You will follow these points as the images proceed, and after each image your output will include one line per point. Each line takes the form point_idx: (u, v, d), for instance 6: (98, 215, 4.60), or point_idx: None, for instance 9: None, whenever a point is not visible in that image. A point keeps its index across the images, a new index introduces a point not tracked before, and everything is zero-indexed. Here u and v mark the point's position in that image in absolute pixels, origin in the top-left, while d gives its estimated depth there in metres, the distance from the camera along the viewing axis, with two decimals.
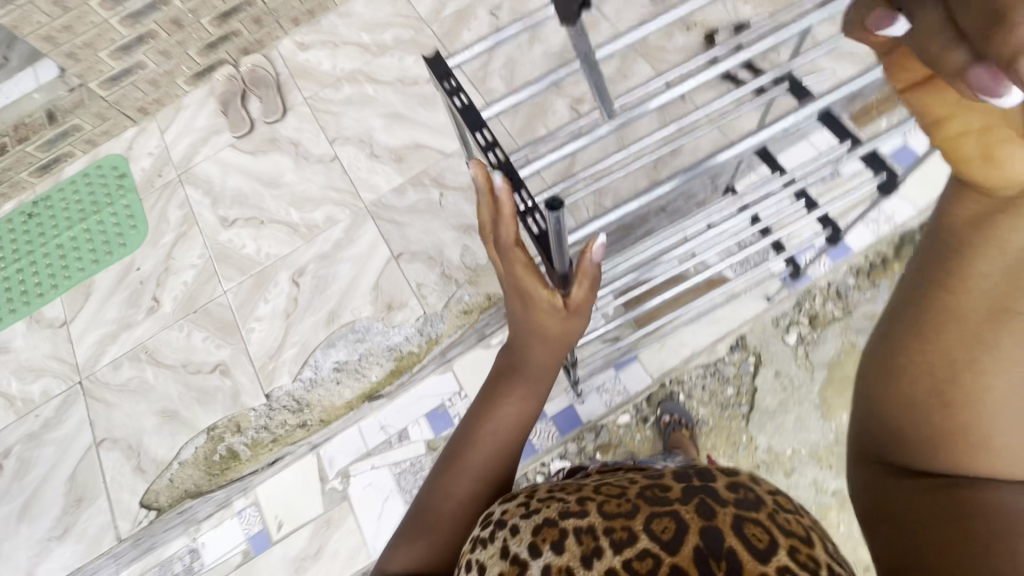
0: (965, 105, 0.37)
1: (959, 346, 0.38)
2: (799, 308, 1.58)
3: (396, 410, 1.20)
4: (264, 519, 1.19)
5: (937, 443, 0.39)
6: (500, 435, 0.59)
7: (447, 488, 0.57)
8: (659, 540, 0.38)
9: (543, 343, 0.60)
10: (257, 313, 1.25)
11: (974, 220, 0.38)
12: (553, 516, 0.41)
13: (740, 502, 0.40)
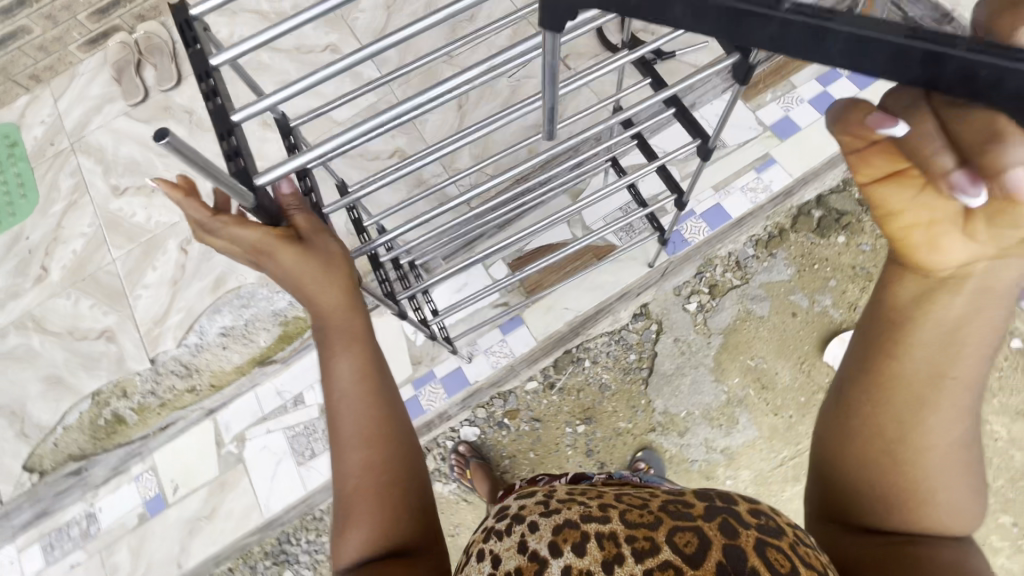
0: (912, 202, 0.41)
1: (900, 412, 0.45)
2: (700, 277, 1.62)
3: (292, 376, 1.26)
4: (160, 483, 1.24)
5: (893, 505, 0.45)
6: (346, 392, 0.62)
7: (341, 468, 0.60)
8: (682, 552, 0.42)
9: (318, 287, 0.61)
10: (145, 280, 1.26)
11: (915, 298, 0.44)
12: (575, 519, 0.46)
13: (762, 528, 0.44)
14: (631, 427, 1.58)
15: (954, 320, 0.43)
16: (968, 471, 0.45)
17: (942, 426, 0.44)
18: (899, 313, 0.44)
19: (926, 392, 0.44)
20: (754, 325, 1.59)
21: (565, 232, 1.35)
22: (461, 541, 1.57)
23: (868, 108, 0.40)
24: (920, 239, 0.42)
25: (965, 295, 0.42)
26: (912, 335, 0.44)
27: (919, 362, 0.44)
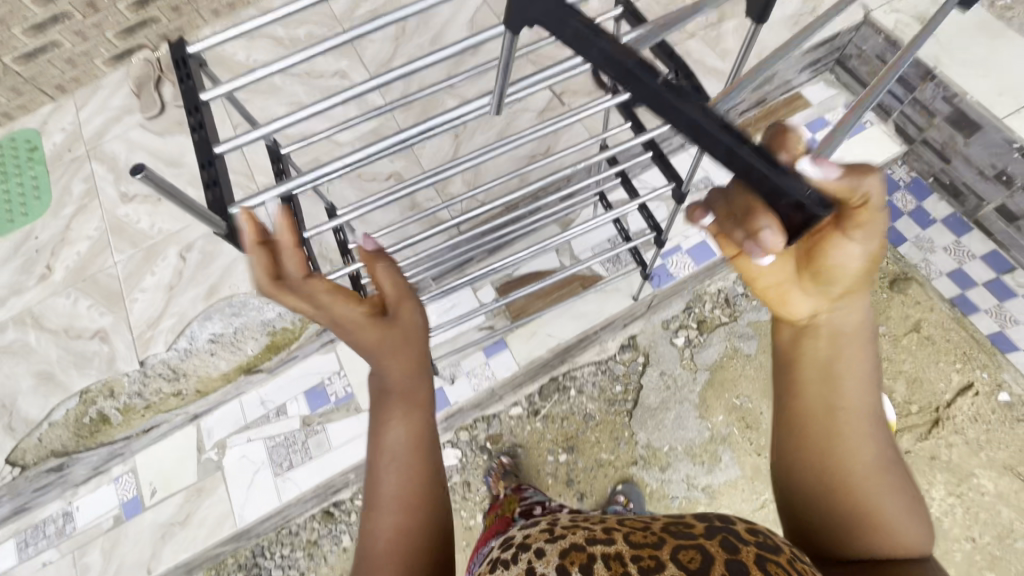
0: (765, 274, 0.63)
1: (819, 438, 0.59)
2: (689, 313, 1.65)
3: (277, 387, 1.32)
4: (139, 485, 1.28)
5: (848, 519, 0.56)
6: (398, 458, 0.66)
7: (376, 525, 0.64)
8: (686, 565, 0.48)
9: (388, 357, 0.65)
10: (142, 284, 1.30)
11: (795, 345, 0.63)
12: (581, 544, 0.54)
13: (761, 543, 0.51)
14: (613, 460, 1.57)
15: (829, 354, 0.61)
16: (898, 487, 0.57)
17: (858, 441, 0.57)
18: (792, 361, 0.63)
19: (834, 414, 0.58)
20: (740, 363, 1.60)
21: (553, 260, 1.38)
22: None
23: (693, 206, 0.62)
24: (778, 297, 0.63)
25: (826, 336, 0.61)
26: (804, 369, 0.62)
27: (818, 391, 0.60)
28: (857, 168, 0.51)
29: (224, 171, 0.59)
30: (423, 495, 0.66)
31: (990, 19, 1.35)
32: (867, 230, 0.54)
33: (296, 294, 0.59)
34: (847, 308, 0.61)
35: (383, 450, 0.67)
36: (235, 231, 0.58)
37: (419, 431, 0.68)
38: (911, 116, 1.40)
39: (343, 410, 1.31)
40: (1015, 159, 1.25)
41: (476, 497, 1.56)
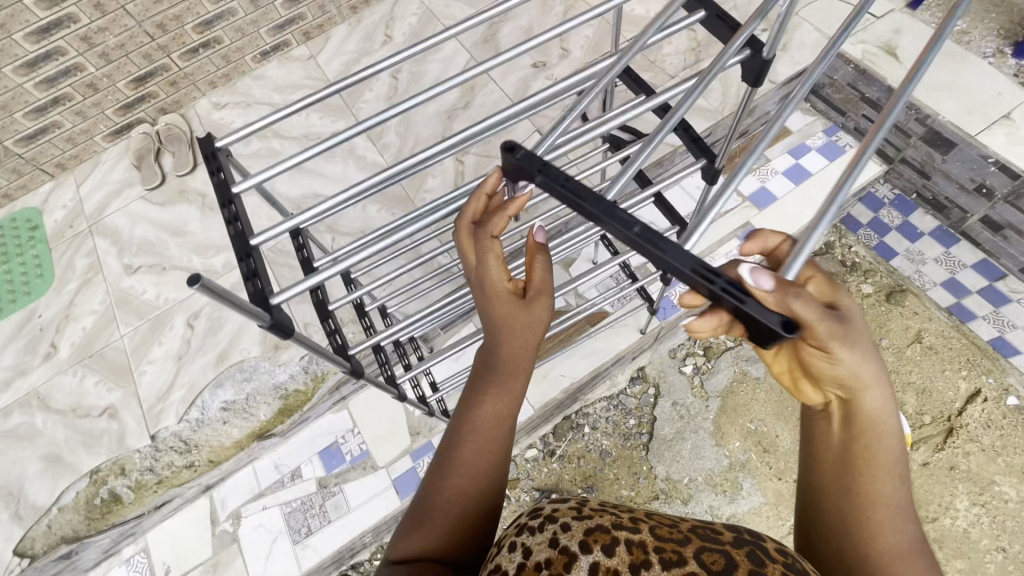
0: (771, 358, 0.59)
1: (840, 518, 0.51)
2: (694, 340, 1.68)
3: (289, 450, 1.30)
4: (151, 565, 1.24)
5: None
6: (480, 436, 0.64)
7: (437, 486, 0.62)
8: (708, 567, 0.48)
9: (508, 333, 0.67)
10: (150, 355, 1.29)
11: (812, 426, 0.56)
12: (606, 525, 0.53)
13: (789, 565, 0.49)
14: (634, 496, 1.54)
15: (842, 442, 0.53)
16: None
17: (883, 526, 0.49)
18: (810, 439, 0.56)
19: (844, 479, 0.52)
20: (750, 387, 1.61)
21: (560, 301, 1.40)
22: None
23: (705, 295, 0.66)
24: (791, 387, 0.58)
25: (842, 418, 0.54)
26: (821, 449, 0.55)
27: (831, 454, 0.54)
28: (789, 283, 0.49)
29: (263, 260, 0.60)
30: (493, 475, 0.63)
31: (950, 44, 1.43)
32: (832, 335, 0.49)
33: (472, 239, 0.68)
34: (859, 401, 0.52)
35: (470, 420, 0.65)
36: (277, 323, 0.57)
37: (502, 417, 0.65)
38: (889, 138, 1.47)
39: (359, 469, 1.29)
40: (993, 172, 1.31)
41: None
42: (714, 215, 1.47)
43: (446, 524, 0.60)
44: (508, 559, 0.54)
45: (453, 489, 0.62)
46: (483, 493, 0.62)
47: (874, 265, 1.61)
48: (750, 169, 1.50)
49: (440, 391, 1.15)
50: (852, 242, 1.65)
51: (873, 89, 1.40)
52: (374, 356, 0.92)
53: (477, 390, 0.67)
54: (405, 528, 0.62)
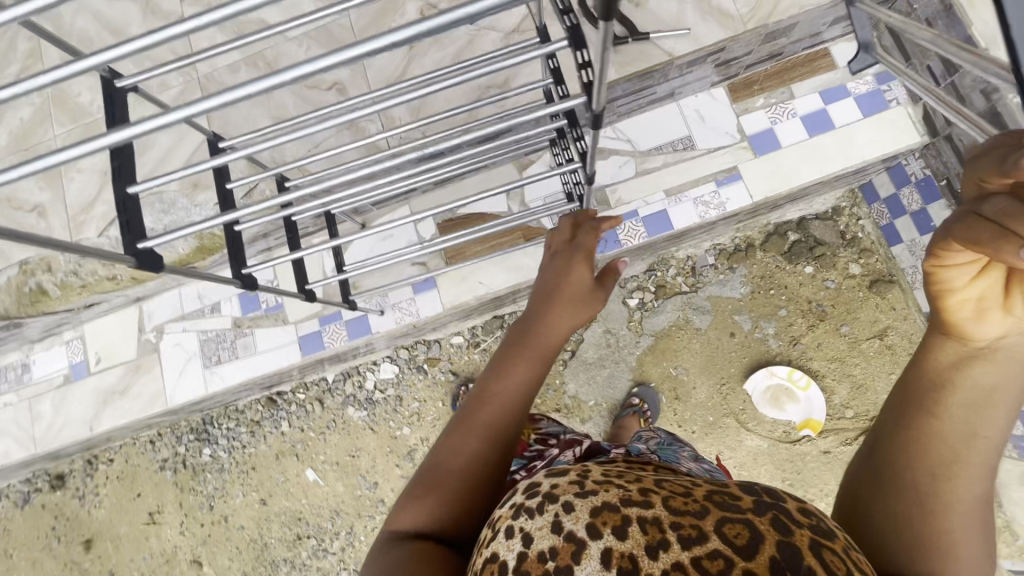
0: (968, 284, 0.51)
1: (949, 449, 0.48)
2: (650, 275, 1.59)
3: (212, 284, 1.36)
4: (86, 352, 1.41)
5: (926, 527, 0.46)
6: (504, 396, 0.64)
7: (454, 447, 0.61)
8: (732, 540, 0.36)
9: (567, 305, 0.72)
10: (79, 164, 1.29)
11: (954, 362, 0.51)
12: (614, 503, 0.40)
13: (814, 527, 0.39)
14: (538, 403, 1.60)
15: (991, 386, 0.49)
16: (981, 535, 0.47)
17: (977, 470, 0.47)
18: (943, 370, 0.51)
19: (977, 421, 0.48)
20: (688, 335, 1.56)
21: (502, 204, 1.31)
22: (358, 464, 1.66)
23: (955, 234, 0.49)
24: (971, 310, 0.50)
25: (1001, 368, 0.49)
26: (948, 392, 0.50)
27: (965, 394, 0.49)
28: None
29: None
30: (508, 439, 0.62)
31: None
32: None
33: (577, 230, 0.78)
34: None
35: (504, 379, 0.65)
36: None
37: (526, 376, 0.66)
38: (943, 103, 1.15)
39: (272, 318, 1.34)
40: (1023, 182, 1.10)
41: (405, 411, 1.65)
42: (700, 149, 1.26)
43: (456, 490, 0.59)
44: (507, 550, 0.41)
45: (464, 449, 0.61)
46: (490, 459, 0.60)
47: (873, 245, 1.49)
48: (765, 102, 1.26)
49: (341, 274, 1.14)
50: (862, 214, 1.51)
51: None
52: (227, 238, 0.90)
53: (510, 353, 0.68)
54: (406, 498, 0.60)
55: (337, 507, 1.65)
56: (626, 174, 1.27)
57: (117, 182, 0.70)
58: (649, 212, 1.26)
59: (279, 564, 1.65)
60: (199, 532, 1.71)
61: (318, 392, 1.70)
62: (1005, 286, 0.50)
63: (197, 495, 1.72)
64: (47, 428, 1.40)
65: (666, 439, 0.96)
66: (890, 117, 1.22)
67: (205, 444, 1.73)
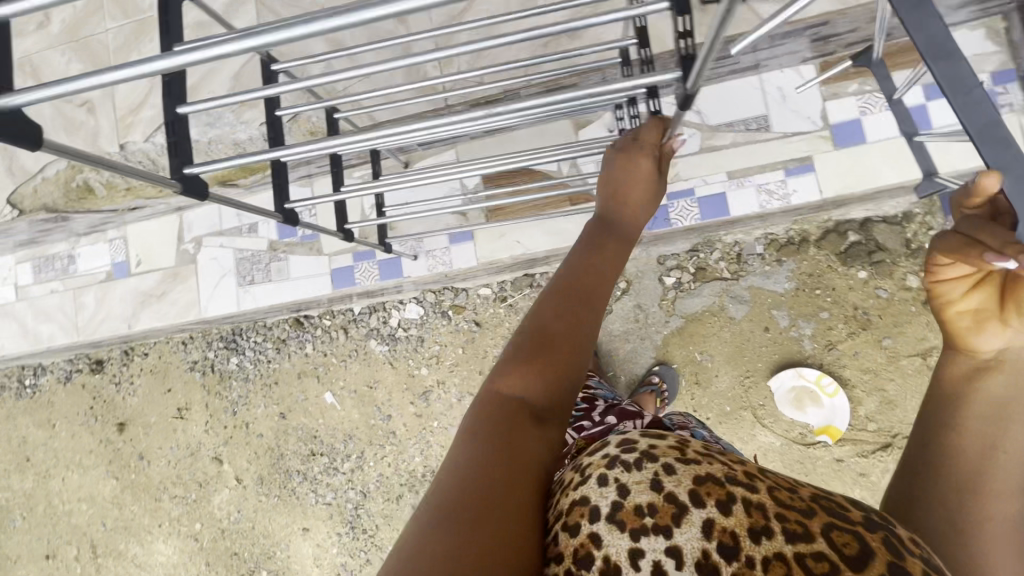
0: (964, 296, 0.62)
1: (977, 445, 0.56)
2: (692, 255, 1.53)
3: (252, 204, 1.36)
4: (127, 253, 1.44)
5: (966, 507, 0.54)
6: (590, 275, 0.65)
7: (551, 320, 0.60)
8: (840, 549, 0.42)
9: (639, 191, 0.73)
10: (129, 63, 1.27)
11: (968, 373, 0.60)
12: (720, 478, 0.47)
13: (925, 559, 0.44)
14: None
15: (1004, 397, 0.58)
16: (1020, 513, 0.54)
17: (1003, 459, 0.56)
18: (964, 382, 0.60)
19: (998, 419, 0.57)
20: (720, 323, 1.51)
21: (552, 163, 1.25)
22: (374, 396, 1.71)
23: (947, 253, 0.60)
24: (969, 322, 0.61)
25: (1011, 374, 0.59)
26: (966, 402, 0.59)
27: (988, 399, 0.58)
28: None
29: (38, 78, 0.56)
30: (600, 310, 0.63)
31: None
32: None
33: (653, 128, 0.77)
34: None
35: (589, 262, 0.66)
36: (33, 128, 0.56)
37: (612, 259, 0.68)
38: None
39: (306, 247, 1.35)
40: None
41: (425, 352, 1.67)
42: (776, 133, 1.15)
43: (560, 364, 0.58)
44: (596, 494, 0.47)
45: (563, 314, 0.61)
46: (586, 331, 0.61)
47: None
48: (859, 89, 1.13)
49: (379, 221, 1.12)
50: (934, 224, 1.40)
51: None
52: (272, 165, 0.91)
53: (595, 239, 0.69)
54: (508, 363, 0.57)
55: (351, 432, 1.72)
56: (690, 148, 1.19)
57: (167, 101, 0.73)
58: (706, 194, 1.19)
59: (292, 474, 1.75)
60: (221, 433, 1.81)
61: (343, 321, 1.73)
62: (1002, 302, 0.60)
63: (221, 400, 1.81)
64: (89, 319, 1.47)
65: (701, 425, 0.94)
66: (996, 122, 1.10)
67: (232, 353, 1.80)
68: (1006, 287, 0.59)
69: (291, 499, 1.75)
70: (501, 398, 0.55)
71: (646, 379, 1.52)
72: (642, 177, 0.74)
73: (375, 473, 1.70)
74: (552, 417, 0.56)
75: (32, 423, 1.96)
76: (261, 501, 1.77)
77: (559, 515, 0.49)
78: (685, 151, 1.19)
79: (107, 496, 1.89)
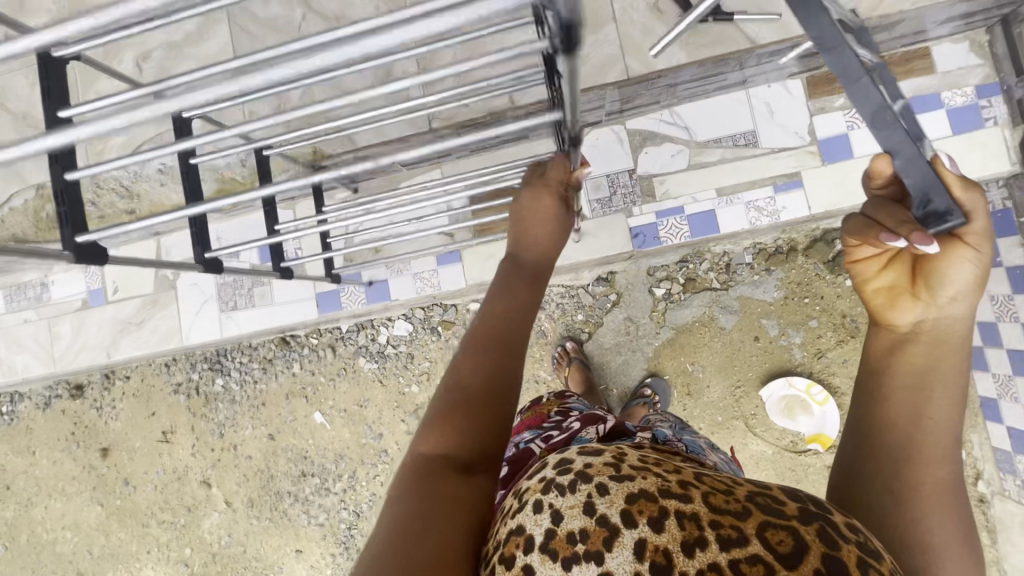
0: (878, 274, 0.57)
1: (904, 424, 0.52)
2: (681, 266, 1.52)
3: (232, 229, 1.32)
4: (103, 280, 1.40)
5: (900, 494, 0.49)
6: (496, 315, 0.64)
7: (462, 370, 0.58)
8: (772, 549, 0.34)
9: (547, 224, 0.72)
10: (97, 87, 1.23)
11: (890, 347, 0.56)
12: (651, 491, 0.38)
13: (863, 546, 0.37)
14: (548, 380, 1.60)
15: (927, 363, 0.53)
16: (954, 490, 0.49)
17: (929, 432, 0.51)
18: (885, 357, 0.55)
19: (921, 393, 0.52)
20: (711, 334, 1.51)
21: None
22: (364, 414, 1.69)
23: (856, 236, 0.57)
24: (883, 300, 0.57)
25: (931, 341, 0.54)
26: (890, 377, 0.54)
27: (911, 372, 0.53)
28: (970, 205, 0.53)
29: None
30: (516, 348, 0.61)
31: None
32: (983, 250, 0.53)
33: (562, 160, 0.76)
34: (948, 314, 0.54)
35: (499, 304, 0.65)
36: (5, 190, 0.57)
37: (524, 297, 0.67)
38: None
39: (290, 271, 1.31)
40: None
41: (415, 369, 1.65)
42: (763, 148, 1.15)
43: (481, 409, 0.56)
44: (534, 526, 0.40)
45: (480, 364, 0.59)
46: (505, 371, 0.59)
47: None
48: (845, 103, 1.13)
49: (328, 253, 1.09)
50: None
51: None
52: (191, 223, 0.86)
53: (506, 280, 0.68)
54: (429, 421, 0.56)
55: (342, 452, 1.70)
56: (677, 165, 1.18)
57: (54, 170, 0.68)
58: (694, 211, 1.18)
59: (283, 496, 1.73)
60: (209, 456, 1.78)
61: (331, 339, 1.70)
62: (912, 275, 0.56)
63: (208, 422, 1.77)
64: (66, 349, 1.43)
65: (680, 423, 0.87)
66: (972, 137, 1.12)
67: (218, 374, 1.76)
68: (917, 260, 0.55)
69: (283, 521, 1.73)
70: (423, 461, 0.53)
71: (638, 391, 1.51)
72: (546, 212, 0.72)
73: (368, 492, 1.68)
74: (481, 468, 0.53)
75: (11, 450, 1.90)
76: (252, 524, 1.75)
77: (497, 546, 0.43)
78: (672, 167, 1.18)
79: (92, 523, 1.85)
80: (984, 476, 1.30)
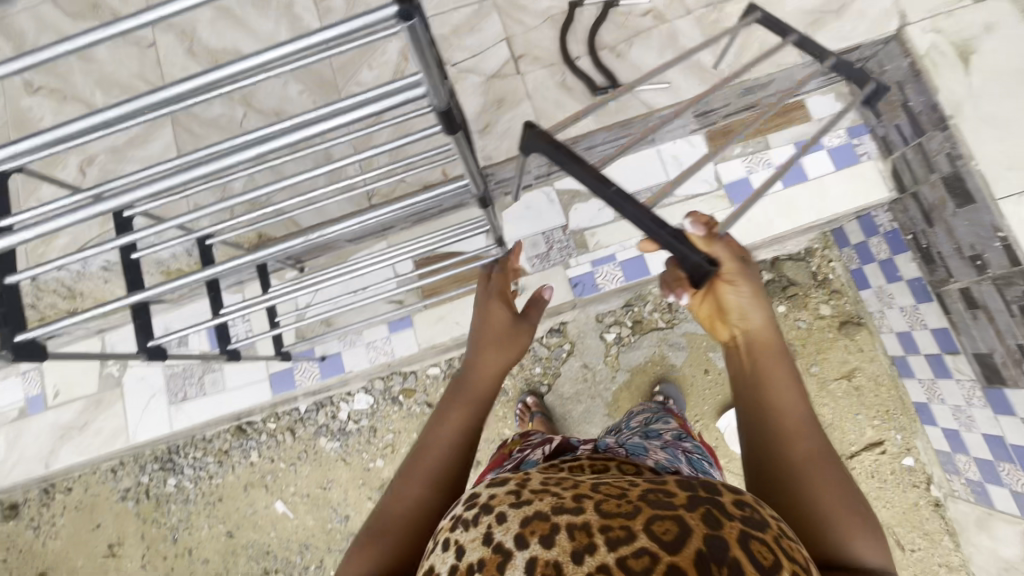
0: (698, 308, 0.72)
1: (759, 419, 0.62)
2: (627, 310, 1.59)
3: (181, 317, 1.32)
4: (43, 385, 1.35)
5: (775, 480, 0.58)
6: (436, 442, 0.71)
7: (398, 492, 0.66)
8: (658, 540, 0.38)
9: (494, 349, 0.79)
10: (39, 193, 1.26)
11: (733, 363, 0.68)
12: (545, 511, 0.41)
13: (747, 520, 0.41)
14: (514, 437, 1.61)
15: (757, 364, 0.65)
16: (819, 453, 0.59)
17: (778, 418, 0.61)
18: (733, 373, 0.67)
19: (759, 389, 0.63)
20: (663, 371, 1.57)
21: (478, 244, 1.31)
22: (329, 497, 1.63)
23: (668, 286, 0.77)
24: (710, 326, 0.71)
25: (755, 344, 0.66)
26: (739, 390, 0.66)
27: (748, 376, 0.65)
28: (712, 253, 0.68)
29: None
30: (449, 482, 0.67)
31: None
32: (743, 277, 0.67)
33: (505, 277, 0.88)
34: (754, 321, 0.67)
35: (440, 425, 0.72)
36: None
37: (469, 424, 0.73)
38: (911, 163, 1.20)
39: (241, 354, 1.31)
40: (962, 265, 1.13)
41: (379, 443, 1.62)
42: (678, 197, 1.27)
43: (402, 529, 0.62)
44: (440, 561, 0.43)
45: (411, 487, 0.66)
46: (432, 506, 0.65)
47: (843, 288, 1.42)
48: (742, 151, 1.29)
49: (275, 330, 1.12)
50: (832, 258, 1.42)
51: (918, 99, 1.13)
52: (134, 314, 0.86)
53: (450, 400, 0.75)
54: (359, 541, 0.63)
55: (307, 540, 1.62)
56: (605, 218, 1.28)
57: None
58: (626, 257, 1.27)
59: None
60: (162, 566, 1.65)
61: (289, 422, 1.65)
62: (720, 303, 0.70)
63: (160, 527, 1.66)
64: None
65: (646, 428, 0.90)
66: (852, 171, 1.28)
67: (170, 473, 1.66)
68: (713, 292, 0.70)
69: None
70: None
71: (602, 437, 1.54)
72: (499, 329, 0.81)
73: None
74: None
75: None
76: None
77: None
78: (601, 219, 1.28)
79: None
80: (934, 481, 1.37)
